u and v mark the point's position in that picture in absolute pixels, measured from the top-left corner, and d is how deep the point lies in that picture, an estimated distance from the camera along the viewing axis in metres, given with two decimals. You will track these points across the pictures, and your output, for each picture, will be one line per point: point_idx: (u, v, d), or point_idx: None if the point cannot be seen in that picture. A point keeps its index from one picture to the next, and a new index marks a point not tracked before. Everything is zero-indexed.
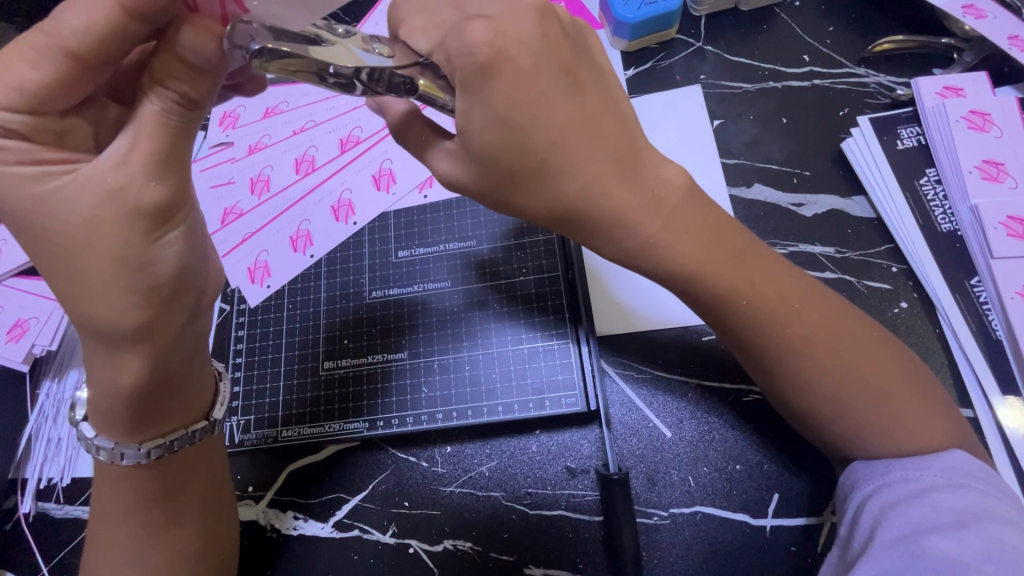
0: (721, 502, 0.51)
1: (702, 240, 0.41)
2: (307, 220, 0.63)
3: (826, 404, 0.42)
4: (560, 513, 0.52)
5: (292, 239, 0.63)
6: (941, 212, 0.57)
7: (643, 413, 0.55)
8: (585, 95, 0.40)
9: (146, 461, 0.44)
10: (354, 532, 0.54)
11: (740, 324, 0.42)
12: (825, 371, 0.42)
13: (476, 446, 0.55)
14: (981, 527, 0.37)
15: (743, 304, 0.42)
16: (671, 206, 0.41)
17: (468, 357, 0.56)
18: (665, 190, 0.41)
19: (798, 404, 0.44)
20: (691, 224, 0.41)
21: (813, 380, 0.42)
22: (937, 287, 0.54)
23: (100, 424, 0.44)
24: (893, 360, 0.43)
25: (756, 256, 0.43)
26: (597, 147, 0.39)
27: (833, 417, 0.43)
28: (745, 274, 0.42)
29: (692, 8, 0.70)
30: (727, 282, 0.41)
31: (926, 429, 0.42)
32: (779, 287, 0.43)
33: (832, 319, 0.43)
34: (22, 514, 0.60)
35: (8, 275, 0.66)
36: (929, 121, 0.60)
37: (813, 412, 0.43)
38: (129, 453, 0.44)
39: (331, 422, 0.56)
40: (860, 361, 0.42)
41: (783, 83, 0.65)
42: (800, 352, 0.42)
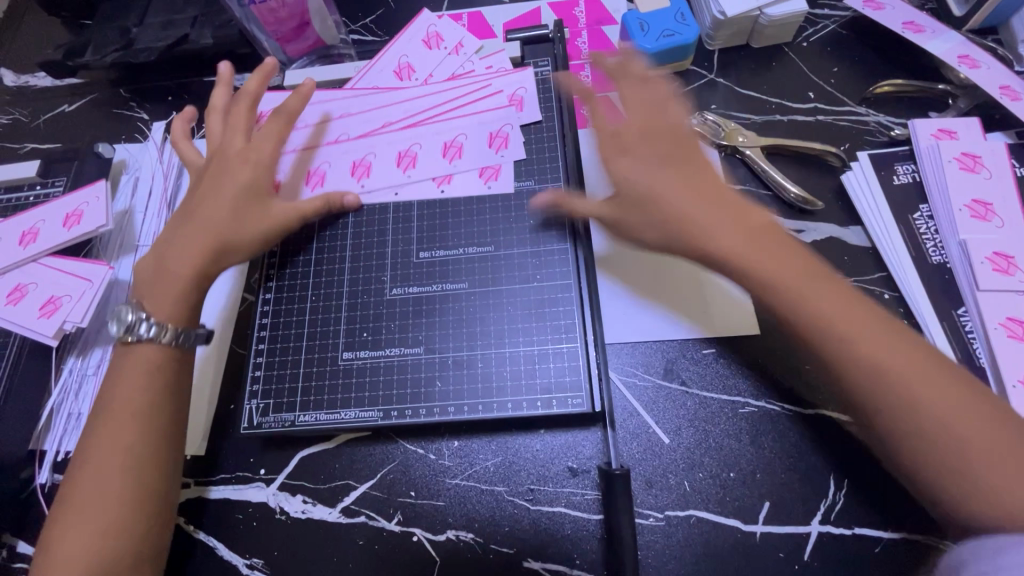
0: (715, 507, 0.54)
1: (739, 234, 0.46)
2: (327, 163, 0.67)
3: (895, 423, 0.41)
4: (560, 510, 0.55)
5: (309, 173, 0.67)
6: (932, 245, 0.60)
7: (643, 419, 0.57)
8: (661, 150, 0.51)
9: (161, 345, 0.55)
10: (360, 518, 0.57)
11: (857, 383, 0.42)
12: (883, 391, 0.41)
13: (482, 441, 0.58)
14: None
15: (782, 296, 0.44)
16: (714, 199, 0.48)
17: (481, 355, 0.58)
18: (696, 199, 0.48)
19: (851, 399, 0.43)
20: (717, 213, 0.47)
21: (869, 389, 0.41)
22: (925, 315, 0.58)
23: (152, 301, 0.56)
24: (980, 404, 0.41)
25: (777, 250, 0.45)
26: (676, 189, 0.49)
27: (891, 426, 0.41)
28: (782, 265, 0.45)
29: (706, 42, 0.75)
30: (755, 262, 0.45)
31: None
32: (778, 266, 0.45)
33: (899, 346, 0.42)
34: (39, 484, 0.63)
35: (44, 254, 0.67)
36: (924, 160, 0.63)
37: (884, 424, 0.42)
38: (167, 335, 0.55)
39: (346, 409, 0.58)
40: (915, 372, 0.41)
41: (788, 117, 0.70)
42: (815, 329, 0.43)
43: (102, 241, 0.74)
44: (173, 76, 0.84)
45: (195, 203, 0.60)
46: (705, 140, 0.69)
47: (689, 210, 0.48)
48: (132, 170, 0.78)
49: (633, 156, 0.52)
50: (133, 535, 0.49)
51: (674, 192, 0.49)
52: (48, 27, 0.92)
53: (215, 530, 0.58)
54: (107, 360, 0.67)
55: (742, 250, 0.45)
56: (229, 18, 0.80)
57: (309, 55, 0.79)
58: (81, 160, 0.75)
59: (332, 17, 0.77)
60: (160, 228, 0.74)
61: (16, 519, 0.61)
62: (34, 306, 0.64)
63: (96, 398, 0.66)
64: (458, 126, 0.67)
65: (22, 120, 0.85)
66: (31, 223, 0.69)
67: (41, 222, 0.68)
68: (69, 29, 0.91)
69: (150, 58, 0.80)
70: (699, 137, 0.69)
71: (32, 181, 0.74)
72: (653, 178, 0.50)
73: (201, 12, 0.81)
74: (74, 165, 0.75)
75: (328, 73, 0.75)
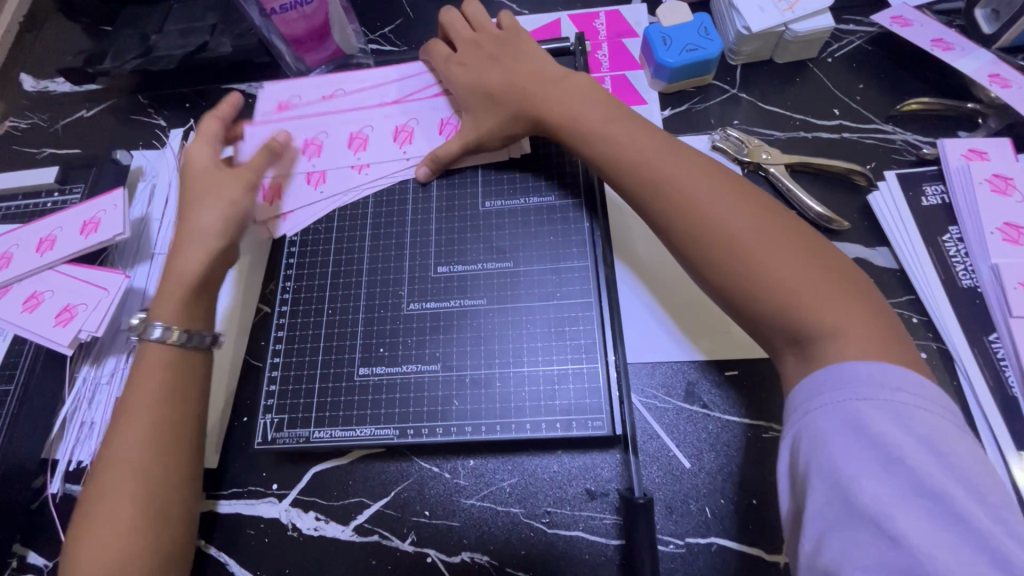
0: (737, 535, 0.53)
1: (628, 131, 0.55)
2: (325, 132, 0.68)
3: (724, 264, 0.46)
4: (577, 534, 0.54)
5: (306, 141, 0.68)
6: (962, 268, 0.59)
7: (663, 441, 0.56)
8: (512, 71, 0.63)
9: (173, 347, 0.55)
10: (373, 537, 0.56)
11: (715, 257, 0.47)
12: (715, 245, 0.47)
13: (498, 461, 0.57)
14: (872, 397, 0.38)
15: (649, 180, 0.52)
16: (613, 113, 0.57)
17: (499, 373, 0.57)
18: (579, 103, 0.58)
19: (687, 261, 0.49)
20: (615, 117, 0.56)
21: (700, 240, 0.48)
22: (956, 341, 0.56)
23: (158, 305, 0.57)
24: (822, 266, 0.45)
25: (657, 138, 0.54)
26: (542, 91, 0.60)
27: (720, 272, 0.47)
28: (661, 151, 0.53)
29: (728, 57, 0.74)
30: (636, 150, 0.53)
31: (839, 320, 0.42)
32: (652, 149, 0.53)
33: (740, 209, 0.48)
34: (50, 493, 0.62)
35: (61, 261, 0.67)
36: (953, 181, 0.62)
37: (711, 277, 0.48)
38: (177, 336, 0.55)
39: (362, 426, 0.57)
40: (755, 229, 0.46)
41: (813, 134, 0.69)
42: (665, 202, 0.50)
43: (118, 248, 0.74)
44: (191, 83, 0.84)
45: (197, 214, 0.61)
46: (728, 156, 0.68)
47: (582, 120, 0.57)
48: (149, 177, 0.78)
49: (525, 79, 0.61)
50: (148, 537, 0.48)
51: (563, 106, 0.58)
52: (69, 32, 0.93)
53: (226, 546, 0.57)
54: (120, 370, 0.67)
55: (624, 139, 0.55)
56: (248, 27, 0.80)
57: (327, 64, 0.78)
58: (99, 167, 0.75)
59: (351, 26, 0.78)
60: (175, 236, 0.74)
61: (27, 530, 0.61)
62: (50, 314, 0.64)
63: (109, 407, 0.65)
64: (425, 113, 0.68)
65: (42, 125, 0.85)
66: (48, 230, 0.69)
67: (58, 229, 0.68)
68: (88, 34, 0.91)
69: (169, 65, 0.80)
70: (723, 153, 0.68)
71: (49, 188, 0.74)
72: (540, 97, 0.60)
73: (220, 20, 0.81)
74: (92, 171, 0.75)
75: None
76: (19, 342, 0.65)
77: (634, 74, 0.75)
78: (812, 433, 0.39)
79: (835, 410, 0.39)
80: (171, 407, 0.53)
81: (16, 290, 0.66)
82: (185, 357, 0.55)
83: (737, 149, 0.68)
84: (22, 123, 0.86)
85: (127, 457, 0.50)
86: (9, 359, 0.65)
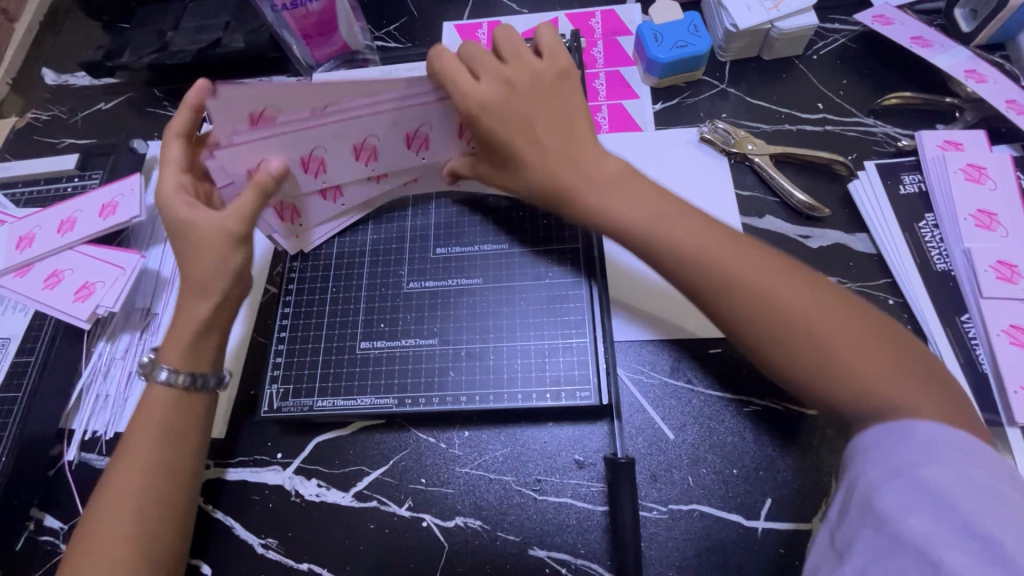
0: (717, 502, 0.55)
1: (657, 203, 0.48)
2: (275, 105, 0.50)
3: (787, 355, 0.42)
4: (566, 500, 0.57)
5: (252, 114, 0.51)
6: (937, 253, 0.62)
7: (649, 414, 0.59)
8: (531, 110, 0.51)
9: (177, 390, 0.53)
10: (372, 503, 0.59)
11: (767, 334, 0.43)
12: (778, 340, 0.42)
13: (491, 431, 0.60)
14: (935, 458, 0.38)
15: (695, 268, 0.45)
16: (624, 180, 0.49)
17: (493, 347, 0.60)
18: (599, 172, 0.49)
19: (746, 348, 0.45)
20: (635, 186, 0.49)
21: (764, 336, 0.43)
22: (930, 321, 0.59)
23: (167, 346, 0.54)
24: (876, 333, 0.42)
25: (680, 210, 0.48)
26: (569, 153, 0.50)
27: (787, 360, 0.42)
28: (694, 234, 0.46)
29: (718, 53, 0.77)
30: (672, 233, 0.46)
31: (912, 398, 0.40)
32: (683, 228, 0.46)
33: (796, 294, 0.43)
34: (67, 461, 0.66)
35: (80, 242, 0.70)
36: (930, 171, 0.65)
37: (775, 368, 0.43)
38: (183, 379, 0.53)
39: (363, 396, 0.60)
40: (822, 314, 0.42)
41: (798, 127, 0.72)
42: (715, 288, 0.45)
43: (133, 231, 0.77)
44: (204, 77, 0.88)
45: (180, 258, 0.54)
46: (715, 147, 0.71)
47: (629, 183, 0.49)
48: None
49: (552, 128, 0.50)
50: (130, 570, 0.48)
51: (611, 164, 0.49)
52: (88, 29, 0.97)
53: (233, 511, 0.60)
54: (134, 346, 0.71)
55: (650, 222, 0.47)
56: (260, 24, 0.84)
57: (335, 59, 0.82)
58: (116, 154, 0.78)
59: (357, 25, 0.81)
60: None
61: (45, 494, 0.64)
62: (69, 291, 0.67)
63: (123, 379, 0.69)
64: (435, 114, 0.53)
65: (62, 116, 0.89)
66: (68, 213, 0.72)
67: (77, 212, 0.72)
68: (107, 31, 0.95)
69: (184, 60, 0.84)
70: (710, 144, 0.71)
71: (70, 174, 0.78)
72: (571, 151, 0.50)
73: (233, 17, 0.85)
74: (110, 158, 0.78)
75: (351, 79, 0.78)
76: (39, 317, 0.69)
77: (627, 70, 0.79)
78: (866, 483, 0.39)
79: (883, 465, 0.39)
80: (174, 454, 0.52)
81: (38, 269, 0.69)
82: (189, 400, 0.54)
83: (724, 140, 0.71)
84: (43, 114, 0.90)
85: (121, 510, 0.49)
86: (31, 333, 0.69)
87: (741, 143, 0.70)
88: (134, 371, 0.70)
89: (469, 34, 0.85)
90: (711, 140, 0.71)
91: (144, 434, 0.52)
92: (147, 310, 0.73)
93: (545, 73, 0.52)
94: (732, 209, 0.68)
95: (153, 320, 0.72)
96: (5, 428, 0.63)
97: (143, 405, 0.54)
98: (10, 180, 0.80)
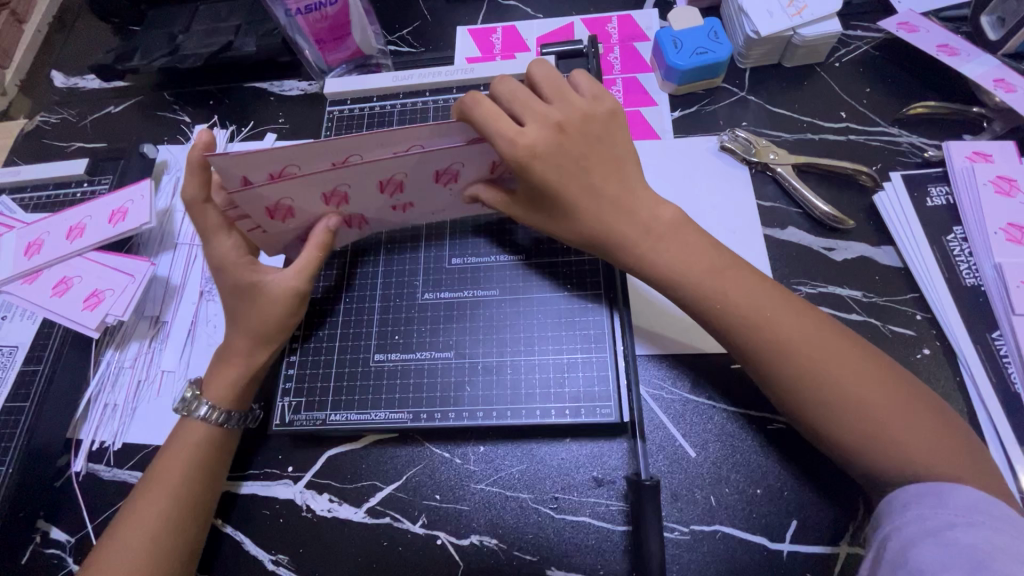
0: (742, 523, 0.54)
1: (714, 268, 0.49)
2: (295, 163, 0.48)
3: (833, 422, 0.45)
4: (585, 519, 0.56)
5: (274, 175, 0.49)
6: (965, 267, 0.60)
7: (670, 431, 0.58)
8: (576, 158, 0.49)
9: (213, 426, 0.57)
10: (385, 519, 0.58)
11: (807, 396, 0.46)
12: (828, 410, 0.45)
13: (507, 448, 0.59)
14: (974, 522, 0.39)
15: (751, 334, 0.47)
16: (682, 234, 0.51)
17: (510, 361, 0.59)
18: (657, 227, 0.50)
19: (794, 413, 0.47)
20: (690, 244, 0.50)
21: (815, 403, 0.45)
22: (959, 338, 0.57)
23: (211, 385, 0.58)
24: (914, 405, 0.45)
25: (738, 273, 0.50)
26: (612, 205, 0.50)
27: (834, 428, 0.45)
28: (751, 299, 0.48)
29: (738, 60, 0.76)
30: (732, 299, 0.48)
31: (951, 463, 0.43)
32: (742, 295, 0.48)
33: (846, 363, 0.46)
34: (73, 471, 0.64)
35: (90, 248, 0.69)
36: (957, 182, 0.63)
37: (820, 432, 0.46)
38: (220, 416, 0.57)
39: (377, 410, 0.59)
40: (869, 387, 0.45)
41: (820, 136, 0.70)
42: (771, 353, 0.47)
43: (142, 237, 0.76)
44: (215, 81, 0.87)
45: (240, 306, 0.58)
46: (736, 156, 0.70)
47: (656, 232, 0.50)
48: (173, 170, 0.81)
49: (590, 176, 0.50)
50: None
51: (636, 207, 0.51)
52: (98, 31, 0.96)
53: (243, 525, 0.59)
54: (142, 354, 0.70)
55: (708, 282, 0.49)
56: (272, 27, 0.83)
57: (347, 64, 0.81)
58: (126, 159, 0.78)
59: (370, 28, 0.79)
60: (198, 226, 0.76)
61: (50, 505, 0.63)
62: (78, 299, 0.66)
63: (130, 389, 0.68)
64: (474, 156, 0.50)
65: (71, 120, 0.88)
66: (77, 219, 0.71)
67: (87, 218, 0.71)
68: (117, 34, 0.95)
69: (195, 64, 0.83)
70: (731, 153, 0.70)
71: (79, 178, 0.77)
72: (613, 201, 0.50)
73: (244, 21, 0.84)
74: (120, 163, 0.78)
75: (362, 82, 0.76)
76: (48, 324, 0.68)
77: (644, 76, 0.77)
78: (901, 538, 0.41)
79: (919, 525, 0.41)
80: (198, 485, 0.55)
81: (47, 276, 0.68)
82: (218, 436, 0.57)
83: (744, 148, 0.69)
84: (52, 117, 0.89)
85: (139, 538, 0.51)
86: (39, 341, 0.68)
87: (761, 152, 0.69)
88: (143, 380, 0.68)
89: (483, 39, 0.83)
90: (731, 147, 0.70)
91: (175, 467, 0.55)
92: (156, 318, 0.72)
93: (594, 113, 0.51)
94: (753, 220, 0.66)
95: (162, 328, 0.71)
96: (12, 439, 0.62)
97: (177, 439, 0.57)
98: (18, 185, 0.79)
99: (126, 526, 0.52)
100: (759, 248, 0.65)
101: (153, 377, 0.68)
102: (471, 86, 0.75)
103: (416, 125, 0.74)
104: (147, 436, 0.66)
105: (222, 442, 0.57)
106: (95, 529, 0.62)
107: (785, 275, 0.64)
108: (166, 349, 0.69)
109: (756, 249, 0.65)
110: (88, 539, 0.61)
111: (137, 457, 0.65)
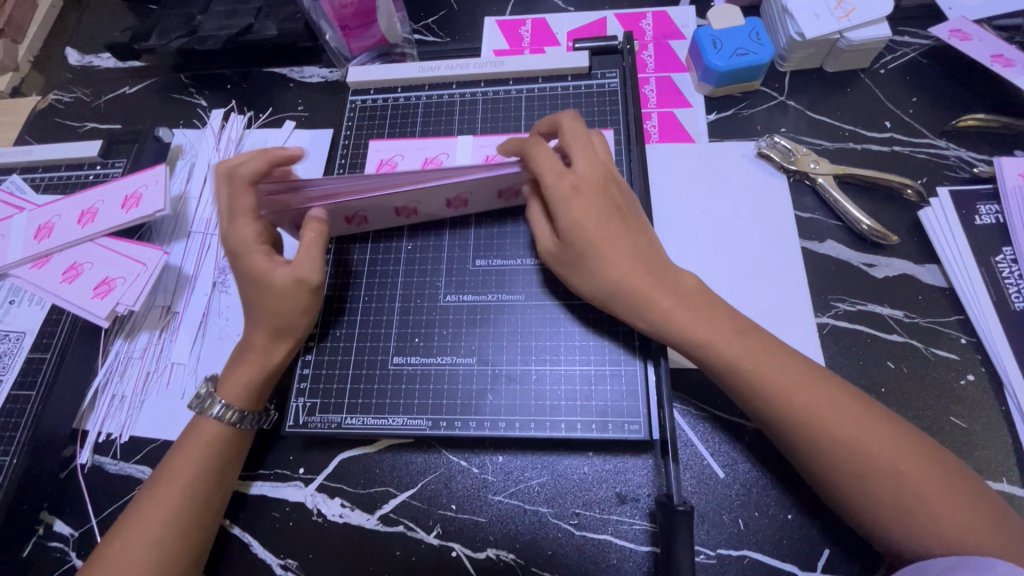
0: (771, 550, 0.51)
1: (742, 343, 0.48)
2: (416, 201, 0.57)
3: (869, 495, 0.43)
4: (606, 537, 0.53)
5: (348, 217, 0.59)
6: (1015, 290, 0.57)
7: (698, 449, 0.55)
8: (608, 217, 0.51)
9: (226, 426, 0.54)
10: (399, 528, 0.56)
11: (839, 462, 0.44)
12: (863, 475, 0.43)
13: (527, 459, 0.57)
14: None
15: (774, 400, 0.46)
16: (699, 303, 0.50)
17: (535, 371, 0.56)
18: (681, 289, 0.50)
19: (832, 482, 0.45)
20: (709, 313, 0.49)
21: (847, 473, 0.43)
22: (1007, 366, 0.55)
23: (225, 383, 0.56)
24: (952, 480, 0.42)
25: (771, 349, 0.48)
26: (642, 271, 0.50)
27: (866, 500, 0.43)
28: (769, 370, 0.47)
29: (777, 64, 0.72)
30: (759, 370, 0.47)
31: (992, 542, 0.40)
32: (773, 369, 0.47)
33: (884, 438, 0.44)
34: (78, 464, 0.63)
35: (102, 235, 0.67)
36: (1009, 201, 0.60)
37: (865, 499, 0.43)
38: (233, 416, 0.55)
39: (395, 416, 0.57)
40: (902, 459, 0.43)
41: (863, 146, 0.67)
42: (794, 424, 0.45)
43: (155, 223, 0.74)
44: (233, 65, 0.84)
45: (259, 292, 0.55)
46: (774, 163, 0.67)
47: (679, 306, 0.49)
48: (188, 156, 0.79)
49: (619, 248, 0.50)
50: None
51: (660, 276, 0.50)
52: (114, 8, 0.93)
53: (251, 528, 0.57)
54: (152, 345, 0.68)
55: (734, 350, 0.48)
56: (293, 11, 0.80)
57: (370, 52, 0.78)
58: (140, 142, 0.75)
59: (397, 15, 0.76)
60: (212, 215, 0.74)
61: (54, 497, 0.61)
62: (89, 286, 0.64)
63: (139, 380, 0.66)
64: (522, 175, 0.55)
65: (84, 99, 0.86)
66: (90, 203, 0.69)
67: (100, 202, 0.69)
68: (135, 12, 0.92)
69: (213, 46, 0.80)
70: (768, 160, 0.67)
71: (92, 161, 0.75)
72: (641, 266, 0.50)
73: (265, 4, 0.81)
74: (134, 147, 0.75)
75: (387, 72, 0.73)
76: (56, 311, 0.66)
77: (679, 76, 0.74)
78: None
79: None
80: (208, 487, 0.53)
81: (57, 261, 0.67)
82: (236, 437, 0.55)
83: (782, 153, 0.66)
84: (65, 96, 0.87)
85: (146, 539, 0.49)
86: (47, 328, 0.66)
87: (801, 155, 0.66)
88: (152, 372, 0.67)
89: (512, 31, 0.81)
90: (769, 152, 0.67)
91: (184, 466, 0.53)
92: (167, 308, 0.70)
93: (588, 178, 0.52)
94: (790, 231, 0.64)
95: (173, 319, 0.69)
96: (17, 428, 0.61)
97: (187, 439, 0.55)
98: (30, 165, 0.76)
99: (133, 525, 0.50)
100: (796, 261, 0.62)
101: (162, 369, 0.67)
102: (499, 80, 0.72)
103: (442, 119, 0.71)
104: (155, 430, 0.64)
105: (231, 443, 0.55)
106: (99, 524, 0.60)
107: (823, 291, 0.61)
108: (177, 342, 0.67)
109: (793, 262, 0.62)
110: (92, 535, 0.60)
111: (144, 451, 0.63)
